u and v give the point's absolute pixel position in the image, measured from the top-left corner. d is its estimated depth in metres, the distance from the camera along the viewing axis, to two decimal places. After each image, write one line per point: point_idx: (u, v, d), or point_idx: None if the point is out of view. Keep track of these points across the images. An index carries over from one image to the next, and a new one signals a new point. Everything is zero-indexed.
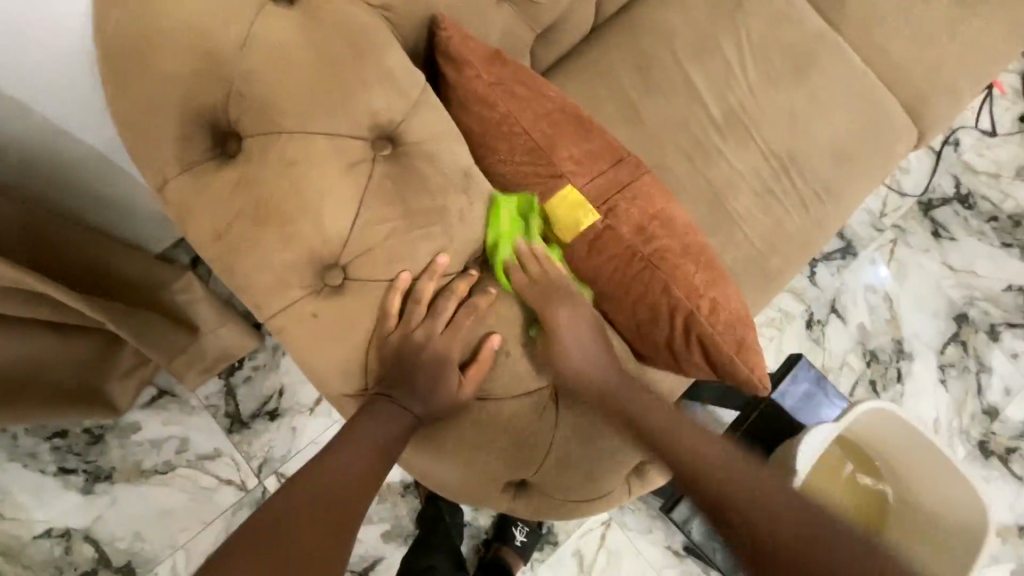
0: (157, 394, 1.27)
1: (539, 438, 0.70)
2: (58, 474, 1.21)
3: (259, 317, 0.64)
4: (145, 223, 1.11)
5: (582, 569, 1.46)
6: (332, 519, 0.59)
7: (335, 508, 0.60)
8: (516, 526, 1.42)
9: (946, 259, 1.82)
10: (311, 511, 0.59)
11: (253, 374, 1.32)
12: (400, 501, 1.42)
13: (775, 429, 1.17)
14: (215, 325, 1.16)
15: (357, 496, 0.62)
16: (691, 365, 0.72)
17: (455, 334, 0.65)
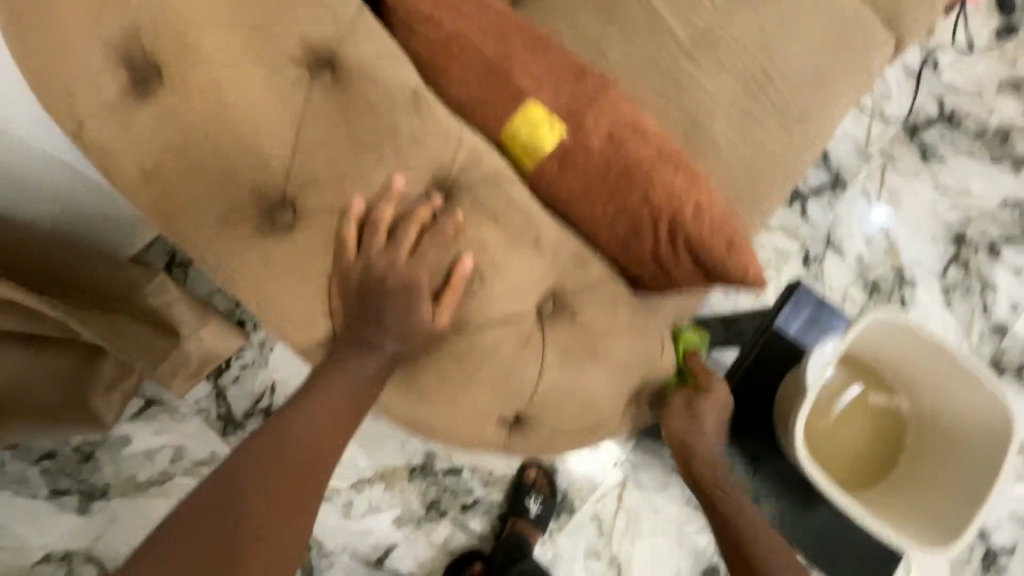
0: (145, 405, 1.21)
1: (528, 369, 0.64)
2: (52, 496, 1.15)
3: (207, 268, 0.58)
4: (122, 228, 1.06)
5: (602, 533, 1.40)
6: (301, 472, 0.54)
7: (297, 463, 0.54)
8: (529, 497, 1.36)
9: (938, 181, 1.75)
10: (272, 464, 0.53)
11: (242, 374, 1.27)
12: (407, 487, 1.35)
13: (781, 359, 1.12)
14: (198, 326, 1.05)
15: (328, 448, 0.57)
16: (682, 275, 0.67)
17: (421, 262, 0.59)
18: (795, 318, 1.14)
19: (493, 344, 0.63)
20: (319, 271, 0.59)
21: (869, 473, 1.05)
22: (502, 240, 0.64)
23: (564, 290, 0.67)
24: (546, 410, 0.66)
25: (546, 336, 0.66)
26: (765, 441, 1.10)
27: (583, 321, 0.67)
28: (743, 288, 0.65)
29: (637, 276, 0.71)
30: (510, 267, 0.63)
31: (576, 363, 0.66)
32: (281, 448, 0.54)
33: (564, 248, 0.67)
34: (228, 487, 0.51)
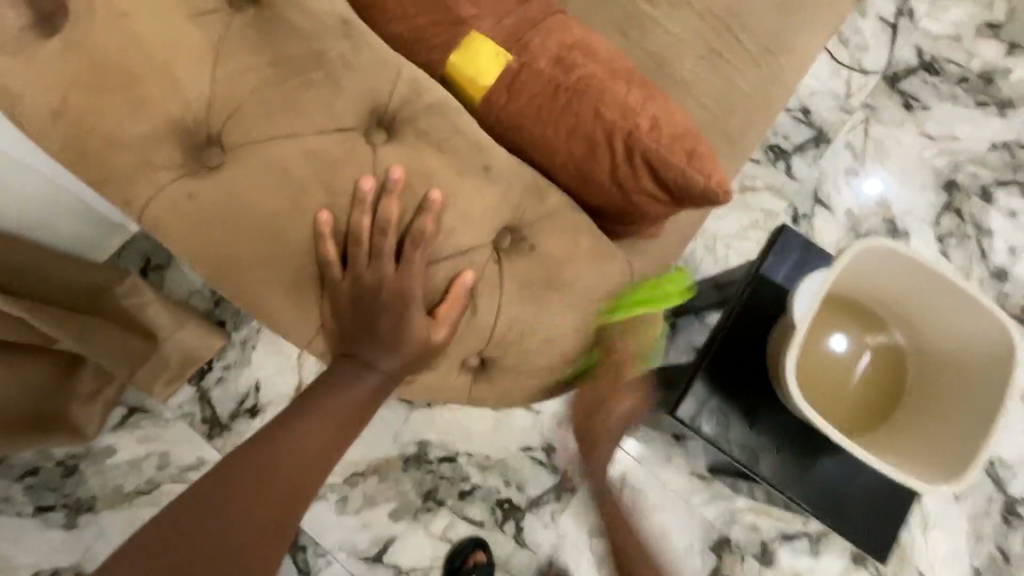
0: (128, 413, 1.16)
1: (486, 305, 0.61)
2: (36, 513, 1.09)
3: (131, 215, 0.55)
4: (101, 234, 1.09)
5: (607, 513, 1.30)
6: (282, 506, 0.52)
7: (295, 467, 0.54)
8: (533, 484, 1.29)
9: (924, 129, 1.62)
10: (256, 489, 0.52)
11: (226, 374, 1.21)
12: (403, 477, 1.27)
13: (772, 307, 1.08)
14: (174, 329, 1.06)
15: (316, 476, 0.55)
16: (644, 196, 0.63)
17: (360, 192, 0.55)
18: (783, 265, 1.10)
19: (446, 279, 0.59)
20: (250, 211, 0.54)
21: (869, 416, 0.99)
22: (451, 169, 0.59)
23: (520, 222, 0.63)
24: (510, 349, 0.63)
25: (502, 269, 0.62)
26: (761, 391, 1.04)
27: (543, 252, 0.63)
28: (707, 201, 0.60)
29: (600, 205, 0.68)
30: (461, 197, 0.59)
31: (538, 296, 0.62)
32: (269, 475, 0.53)
33: (519, 177, 0.62)
34: (206, 513, 0.50)
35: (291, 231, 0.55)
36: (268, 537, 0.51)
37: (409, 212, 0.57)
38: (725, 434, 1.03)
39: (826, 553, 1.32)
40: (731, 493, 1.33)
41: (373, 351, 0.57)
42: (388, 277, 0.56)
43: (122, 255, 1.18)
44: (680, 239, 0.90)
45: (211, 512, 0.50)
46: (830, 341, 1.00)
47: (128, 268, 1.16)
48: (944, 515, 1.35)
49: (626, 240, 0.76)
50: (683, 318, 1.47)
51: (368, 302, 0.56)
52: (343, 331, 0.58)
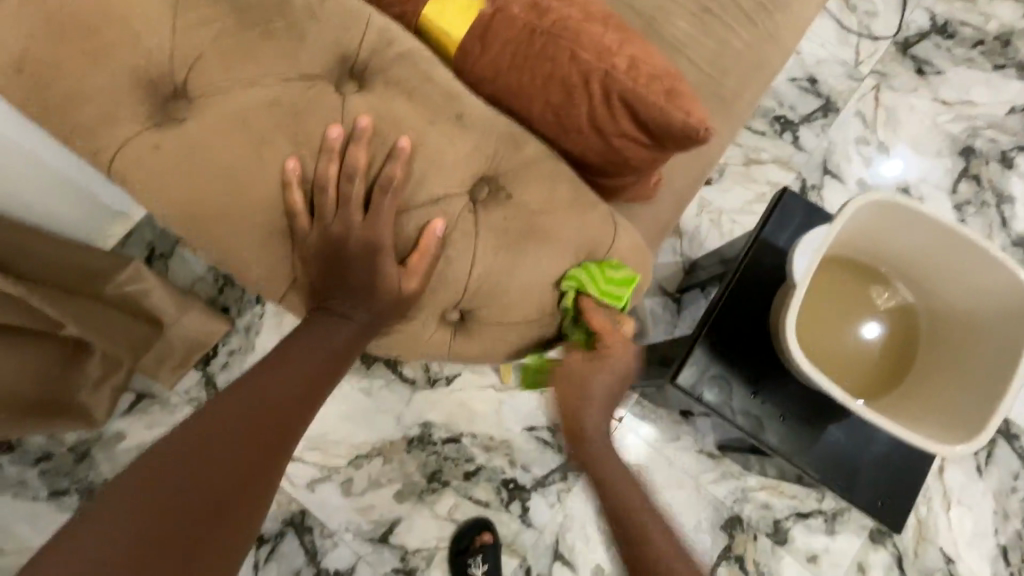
0: (136, 399, 1.16)
1: (460, 256, 0.59)
2: (51, 497, 1.11)
3: (100, 168, 0.55)
4: (104, 223, 1.08)
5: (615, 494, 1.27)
6: (265, 454, 0.50)
7: (274, 413, 0.52)
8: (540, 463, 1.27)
9: (938, 95, 1.55)
10: (236, 438, 0.49)
11: (231, 360, 1.20)
12: (406, 459, 1.26)
13: (775, 272, 1.04)
14: (178, 317, 1.07)
15: (295, 429, 0.53)
16: (625, 140, 0.61)
17: (328, 140, 0.55)
18: (785, 229, 1.06)
19: (418, 229, 0.58)
20: (216, 160, 0.54)
21: (880, 380, 0.95)
22: (422, 117, 0.58)
23: (497, 172, 0.61)
24: (489, 302, 0.61)
25: (478, 219, 0.60)
26: (764, 358, 1.01)
27: (520, 201, 0.61)
28: (688, 141, 0.57)
29: (581, 155, 0.65)
30: (430, 144, 0.58)
31: (517, 245, 0.60)
32: (247, 425, 0.50)
33: (493, 125, 0.60)
34: (185, 463, 0.46)
35: (258, 179, 0.54)
36: (253, 488, 0.48)
37: (377, 160, 0.56)
38: (729, 402, 1.00)
39: (842, 531, 1.28)
40: (742, 471, 1.30)
41: (347, 302, 0.57)
42: (356, 225, 0.55)
43: (124, 243, 1.17)
44: (674, 201, 0.87)
45: (189, 463, 0.46)
46: (836, 303, 0.97)
47: (133, 256, 1.15)
48: (967, 493, 1.30)
49: (615, 197, 0.74)
50: (688, 293, 1.43)
51: (338, 252, 0.56)
52: (316, 283, 0.58)
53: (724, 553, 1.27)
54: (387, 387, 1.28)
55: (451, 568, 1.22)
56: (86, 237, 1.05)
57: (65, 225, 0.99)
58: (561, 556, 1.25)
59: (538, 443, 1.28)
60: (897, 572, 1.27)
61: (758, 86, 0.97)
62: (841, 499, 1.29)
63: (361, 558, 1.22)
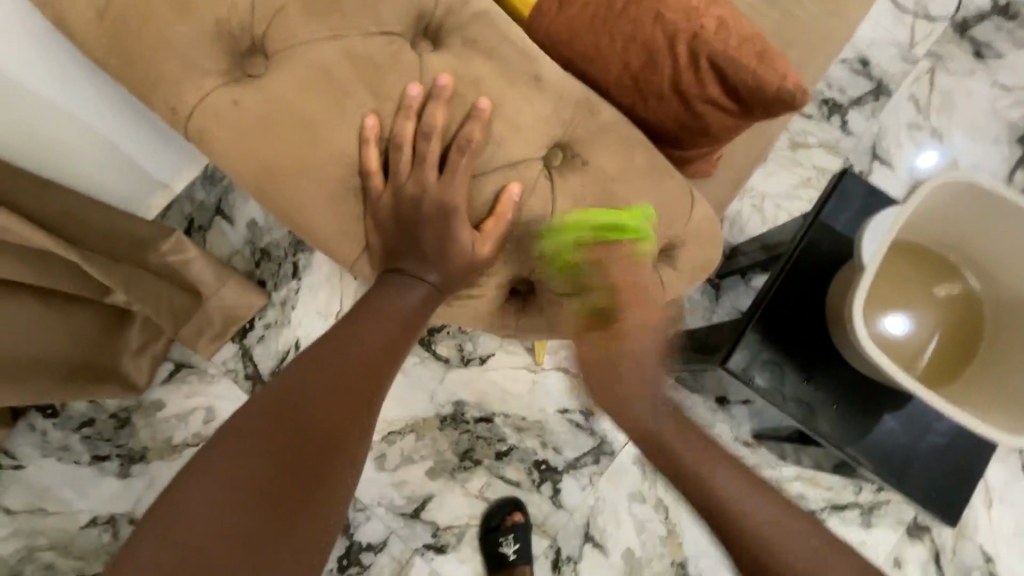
0: (175, 368, 1.16)
1: (531, 224, 0.57)
2: (93, 462, 1.12)
3: (175, 123, 0.54)
4: (149, 189, 1.05)
5: (647, 478, 1.26)
6: (345, 422, 0.49)
7: (348, 377, 0.51)
8: (572, 446, 1.26)
9: (997, 80, 1.48)
10: (315, 404, 0.48)
11: (267, 332, 1.20)
12: (439, 436, 1.26)
13: (831, 256, 1.00)
14: (218, 287, 1.07)
15: (372, 393, 0.52)
16: (709, 105, 0.58)
17: (406, 99, 0.53)
18: (845, 212, 1.01)
19: (492, 194, 0.56)
20: (291, 114, 0.53)
21: (940, 370, 0.92)
22: (500, 77, 0.56)
23: (572, 137, 0.59)
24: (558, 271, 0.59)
25: (553, 185, 0.58)
26: (817, 345, 0.98)
27: (596, 168, 0.59)
28: (780, 106, 0.54)
29: (657, 123, 0.63)
30: (507, 105, 0.55)
31: (587, 215, 0.58)
32: (325, 391, 0.49)
33: (572, 88, 0.58)
34: (270, 430, 0.46)
35: (333, 136, 0.53)
36: (338, 455, 0.47)
37: (455, 120, 0.54)
38: (780, 388, 0.97)
39: (879, 525, 1.26)
40: (777, 461, 1.27)
41: (417, 265, 0.55)
42: (433, 186, 0.53)
43: (165, 215, 1.16)
44: (733, 178, 0.84)
45: (274, 429, 0.46)
46: (896, 290, 0.93)
47: (175, 228, 1.14)
48: (1008, 492, 1.27)
49: (682, 169, 0.71)
50: (728, 279, 1.36)
51: (411, 213, 0.54)
52: (387, 246, 0.56)
53: None
54: (422, 364, 1.27)
55: (481, 546, 1.22)
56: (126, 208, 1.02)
57: (108, 195, 0.96)
58: (592, 539, 1.24)
59: (571, 425, 1.27)
60: (934, 568, 1.24)
61: (822, 60, 0.89)
62: (878, 492, 1.26)
63: (393, 532, 1.23)
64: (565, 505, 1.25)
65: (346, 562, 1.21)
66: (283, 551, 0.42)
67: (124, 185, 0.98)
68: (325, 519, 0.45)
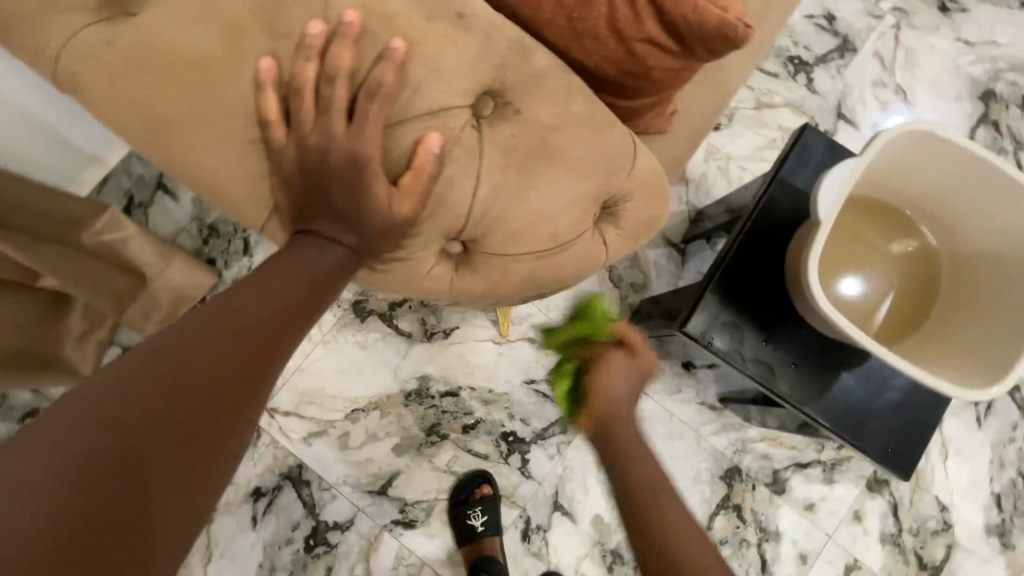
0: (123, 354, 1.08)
1: (459, 182, 0.51)
2: None
3: (45, 70, 0.48)
4: (84, 162, 0.98)
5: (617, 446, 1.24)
6: (237, 388, 0.44)
7: (247, 340, 0.46)
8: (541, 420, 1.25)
9: (960, 34, 1.45)
10: (204, 365, 0.43)
11: None
12: (404, 413, 1.23)
13: (791, 215, 0.98)
14: (161, 269, 0.98)
15: (273, 357, 0.47)
16: (649, 46, 0.54)
17: (306, 38, 0.46)
18: (804, 169, 0.99)
19: (412, 145, 0.49)
20: (171, 54, 0.46)
21: (898, 325, 0.90)
22: (416, 13, 0.49)
23: (503, 83, 0.54)
24: (491, 232, 0.54)
25: (481, 135, 0.52)
26: (777, 304, 0.97)
27: (529, 117, 0.54)
28: (723, 42, 0.50)
29: (597, 68, 0.58)
30: (425, 46, 0.49)
31: (521, 170, 0.53)
32: (224, 355, 0.44)
33: (500, 29, 0.53)
34: (158, 387, 0.41)
35: (222, 81, 0.47)
36: (233, 425, 0.44)
37: (364, 60, 0.47)
38: (740, 349, 0.96)
39: (841, 480, 1.28)
40: (741, 423, 1.28)
41: (332, 226, 0.50)
42: (341, 136, 0.46)
43: (102, 190, 1.08)
44: (689, 135, 0.79)
45: (165, 385, 0.41)
46: (854, 247, 0.91)
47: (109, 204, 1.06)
48: (964, 443, 1.30)
49: (631, 122, 0.67)
50: (692, 244, 1.33)
51: (317, 168, 0.47)
52: (298, 206, 0.50)
53: (723, 503, 1.26)
54: (384, 340, 1.24)
55: (450, 519, 1.20)
56: (53, 182, 0.94)
57: (26, 168, 0.88)
58: (561, 507, 1.22)
59: (538, 396, 1.25)
60: (892, 519, 1.27)
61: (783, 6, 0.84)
62: (840, 449, 1.28)
63: (360, 510, 1.20)
64: (531, 474, 1.24)
65: (312, 542, 1.18)
66: (152, 523, 0.38)
67: (57, 155, 0.92)
68: (206, 485, 0.42)
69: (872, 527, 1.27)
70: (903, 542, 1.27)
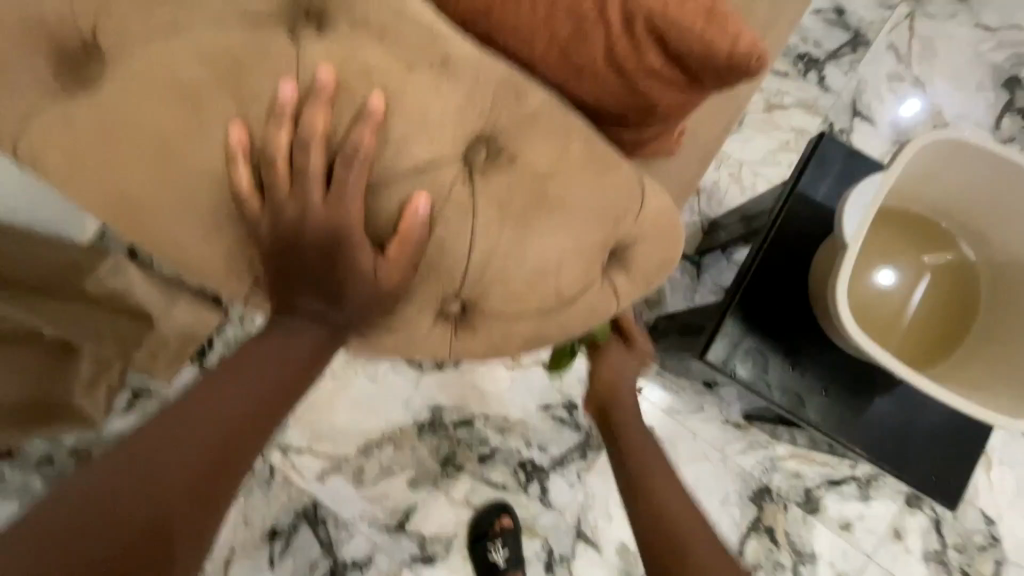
0: (133, 397, 1.00)
1: (451, 243, 0.48)
2: None
3: (11, 152, 0.46)
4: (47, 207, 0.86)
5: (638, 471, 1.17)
6: (209, 484, 0.40)
7: (222, 430, 0.43)
8: (559, 446, 1.18)
9: (980, 19, 1.36)
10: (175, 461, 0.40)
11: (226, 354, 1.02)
12: (418, 445, 1.16)
13: (811, 230, 0.92)
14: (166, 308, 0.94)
15: (251, 445, 0.44)
16: (652, 79, 0.49)
17: (277, 102, 0.43)
18: (824, 180, 0.93)
19: (398, 208, 0.46)
20: (135, 134, 0.44)
21: (935, 344, 0.83)
22: (396, 65, 0.46)
23: (495, 127, 0.49)
24: (489, 291, 0.50)
25: (474, 189, 0.48)
26: (801, 324, 0.91)
27: (525, 164, 0.49)
28: (735, 75, 0.45)
29: (597, 104, 0.53)
30: (406, 99, 0.46)
31: (517, 223, 0.48)
32: (196, 449, 0.41)
33: (489, 68, 0.48)
34: (133, 472, 0.39)
35: (188, 158, 0.44)
36: (205, 522, 0.40)
37: (342, 121, 0.44)
38: (764, 376, 0.90)
39: (877, 497, 1.20)
40: (768, 442, 1.21)
41: (314, 302, 0.47)
42: (318, 207, 0.43)
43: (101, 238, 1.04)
44: (700, 154, 0.74)
45: (132, 487, 0.38)
46: (881, 262, 0.84)
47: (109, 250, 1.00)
48: (1008, 450, 1.22)
49: (634, 153, 0.62)
50: (708, 256, 1.26)
51: (296, 242, 0.44)
52: (278, 281, 0.47)
53: (753, 527, 1.19)
54: (394, 370, 1.18)
55: (471, 554, 1.14)
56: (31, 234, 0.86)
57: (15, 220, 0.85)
58: (584, 536, 1.16)
59: (555, 421, 1.18)
60: (936, 535, 1.19)
61: None
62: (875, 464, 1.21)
63: (379, 547, 1.14)
64: (552, 503, 1.17)
65: None
66: None
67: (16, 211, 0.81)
68: None
69: (914, 544, 1.19)
70: (948, 559, 1.19)
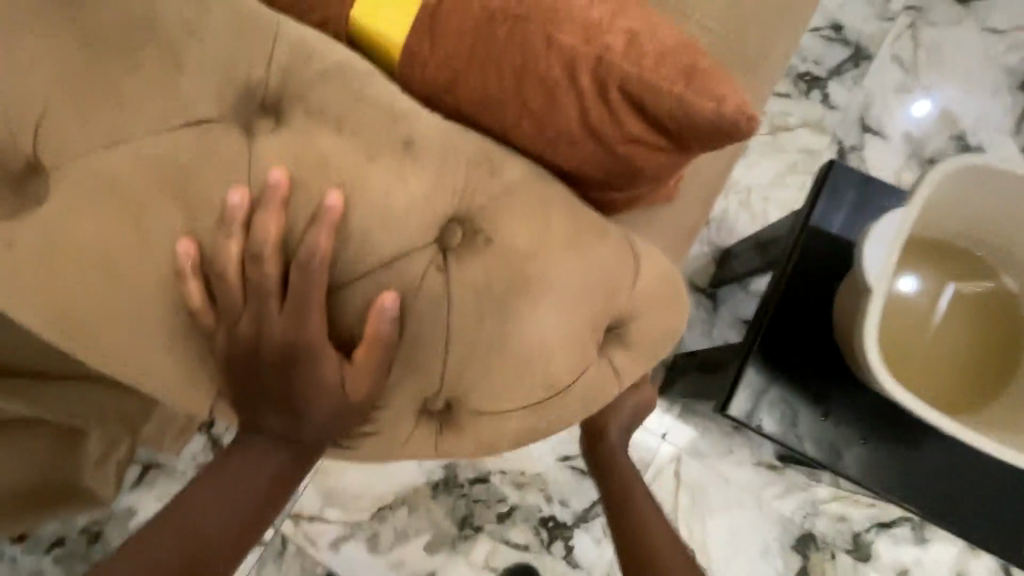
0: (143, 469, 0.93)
1: (424, 338, 0.44)
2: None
3: None
4: None
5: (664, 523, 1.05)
6: None
7: (186, 548, 0.43)
8: (587, 501, 1.04)
9: (987, 22, 1.25)
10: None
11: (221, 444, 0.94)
12: (434, 507, 1.04)
13: (828, 264, 0.85)
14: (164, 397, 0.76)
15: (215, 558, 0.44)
16: (633, 145, 0.45)
17: (228, 209, 0.41)
18: (838, 211, 0.86)
19: (363, 308, 0.43)
20: (84, 254, 0.42)
21: (981, 385, 0.75)
22: (355, 154, 0.43)
23: (470, 205, 0.45)
24: (469, 386, 0.45)
25: (449, 276, 0.44)
26: (828, 364, 0.83)
27: (502, 245, 0.45)
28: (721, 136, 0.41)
29: (577, 171, 0.49)
30: (367, 190, 0.42)
31: (494, 311, 0.44)
32: (159, 569, 0.42)
33: (458, 146, 0.45)
34: None
35: (139, 275, 0.42)
36: None
37: (297, 223, 0.41)
38: (793, 428, 0.83)
39: (934, 539, 1.05)
40: (809, 485, 1.06)
41: (273, 413, 0.43)
42: (275, 317, 0.41)
43: None
44: (703, 197, 0.67)
45: None
46: (906, 271, 0.77)
47: None
48: None
49: (624, 210, 0.57)
50: (724, 288, 1.17)
51: (255, 354, 0.41)
52: (238, 392, 0.43)
53: None
54: None
55: None
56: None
57: None
58: None
59: (576, 474, 1.05)
60: None
61: None
62: None
63: None
64: (579, 563, 1.03)
65: None
66: None
67: None
68: None
69: None
70: None
